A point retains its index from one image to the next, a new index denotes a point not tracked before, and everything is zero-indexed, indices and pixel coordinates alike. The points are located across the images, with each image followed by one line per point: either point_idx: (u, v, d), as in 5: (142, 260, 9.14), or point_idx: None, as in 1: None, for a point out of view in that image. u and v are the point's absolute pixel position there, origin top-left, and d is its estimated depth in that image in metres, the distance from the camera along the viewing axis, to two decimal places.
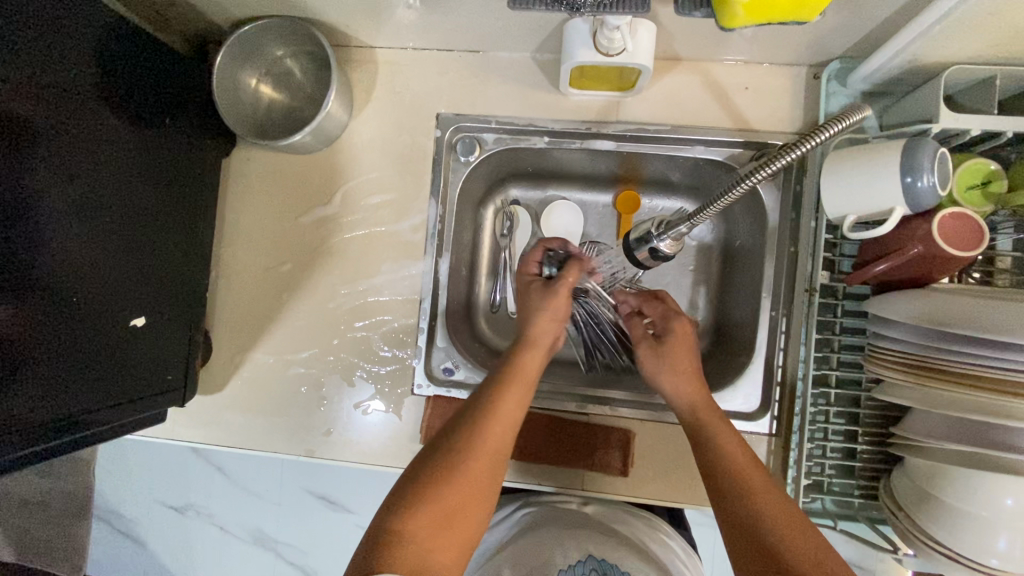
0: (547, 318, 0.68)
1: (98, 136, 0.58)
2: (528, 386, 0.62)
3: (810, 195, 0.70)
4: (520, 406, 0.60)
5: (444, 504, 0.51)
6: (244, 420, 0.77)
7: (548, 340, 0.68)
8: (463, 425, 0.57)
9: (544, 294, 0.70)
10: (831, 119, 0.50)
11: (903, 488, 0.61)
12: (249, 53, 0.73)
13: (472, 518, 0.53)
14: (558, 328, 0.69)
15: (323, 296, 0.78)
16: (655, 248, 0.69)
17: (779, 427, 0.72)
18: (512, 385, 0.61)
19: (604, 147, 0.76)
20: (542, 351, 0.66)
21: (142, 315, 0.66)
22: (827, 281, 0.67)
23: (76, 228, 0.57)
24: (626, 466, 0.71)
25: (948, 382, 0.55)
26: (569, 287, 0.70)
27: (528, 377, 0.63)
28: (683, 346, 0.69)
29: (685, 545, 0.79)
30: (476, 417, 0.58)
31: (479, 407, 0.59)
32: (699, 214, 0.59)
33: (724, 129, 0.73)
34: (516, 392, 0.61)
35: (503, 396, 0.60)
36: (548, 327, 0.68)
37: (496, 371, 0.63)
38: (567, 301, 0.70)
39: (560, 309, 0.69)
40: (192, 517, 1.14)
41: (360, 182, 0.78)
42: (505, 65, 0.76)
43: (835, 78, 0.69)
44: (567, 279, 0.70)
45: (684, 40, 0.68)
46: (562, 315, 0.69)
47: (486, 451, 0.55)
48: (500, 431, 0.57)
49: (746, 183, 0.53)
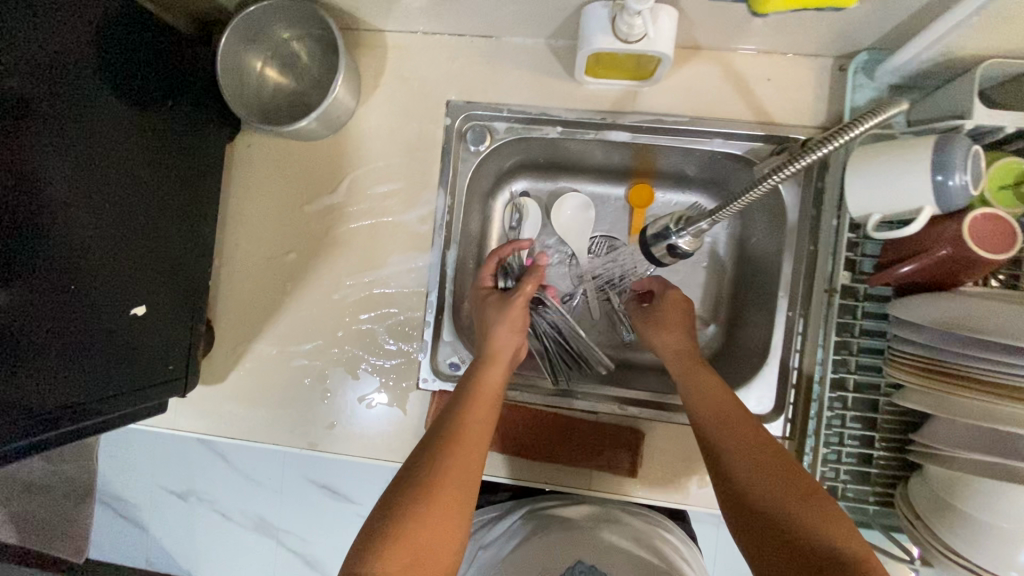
0: (504, 330, 0.69)
1: (98, 119, 0.56)
2: (489, 403, 0.62)
3: (832, 192, 0.68)
4: (485, 426, 0.60)
5: (415, 537, 0.48)
6: (246, 411, 0.76)
7: (508, 351, 0.68)
8: (425, 454, 0.55)
9: (500, 307, 0.70)
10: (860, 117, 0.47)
11: (922, 496, 0.59)
12: (254, 35, 0.71)
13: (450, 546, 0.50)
14: (518, 340, 0.69)
15: (327, 286, 0.76)
16: (674, 244, 0.66)
17: (793, 431, 0.70)
18: (474, 406, 0.61)
19: (618, 138, 0.73)
20: (503, 365, 0.67)
21: (143, 304, 0.64)
22: (848, 281, 0.64)
23: (76, 213, 0.55)
24: (635, 467, 0.70)
25: (970, 391, 0.53)
26: (525, 297, 0.70)
27: (491, 395, 0.63)
28: (675, 310, 0.73)
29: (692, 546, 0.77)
30: (441, 443, 0.56)
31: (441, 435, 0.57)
32: (718, 212, 0.56)
33: (744, 122, 0.70)
34: (478, 411, 0.61)
35: (466, 418, 0.59)
36: (506, 339, 0.68)
37: (457, 395, 0.63)
38: (524, 311, 0.70)
39: (516, 320, 0.69)
40: (194, 503, 1.13)
41: (367, 171, 0.76)
42: (518, 51, 0.73)
43: (862, 71, 0.66)
44: (524, 289, 0.71)
45: (706, 27, 0.65)
46: (519, 326, 0.69)
47: (454, 475, 0.54)
48: (467, 453, 0.56)
49: (769, 181, 0.51)
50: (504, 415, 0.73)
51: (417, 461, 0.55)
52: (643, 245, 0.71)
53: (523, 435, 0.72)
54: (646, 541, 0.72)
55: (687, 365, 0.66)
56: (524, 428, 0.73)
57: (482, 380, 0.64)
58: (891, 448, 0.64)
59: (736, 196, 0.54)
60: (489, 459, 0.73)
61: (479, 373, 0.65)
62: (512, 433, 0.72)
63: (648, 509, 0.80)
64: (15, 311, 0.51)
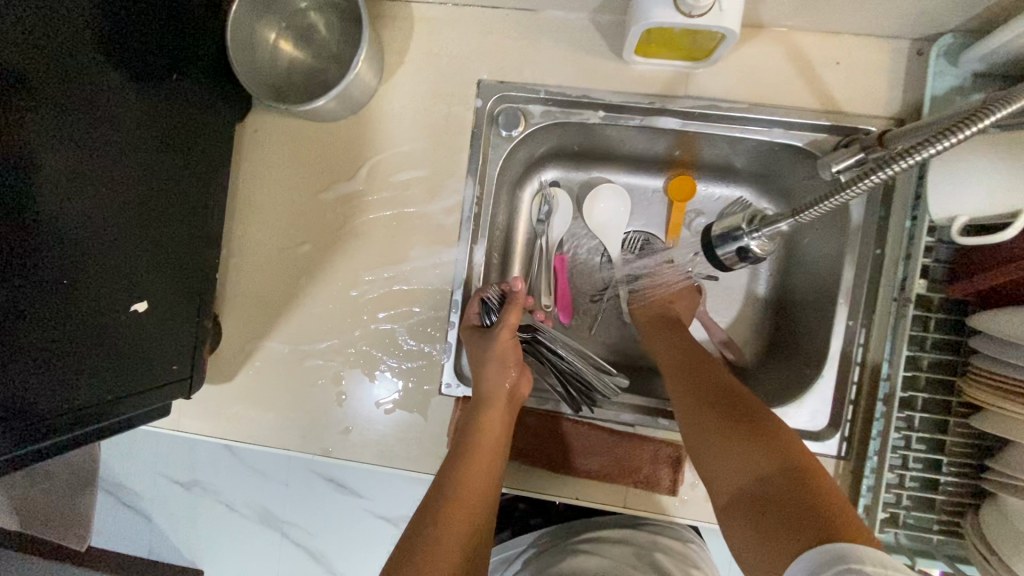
0: (494, 369, 0.63)
1: (96, 92, 0.50)
2: (491, 454, 0.59)
3: (905, 190, 0.61)
4: (486, 475, 0.58)
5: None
6: (255, 412, 0.71)
7: (505, 390, 0.63)
8: (425, 519, 0.53)
9: (486, 344, 0.65)
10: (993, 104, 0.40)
11: (997, 530, 0.54)
12: (268, 3, 0.65)
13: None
14: (513, 375, 0.64)
15: (344, 281, 0.70)
16: (746, 247, 0.62)
17: (848, 450, 0.64)
18: (478, 456, 0.58)
19: (666, 125, 0.66)
20: (502, 407, 0.62)
21: (145, 299, 0.59)
22: (923, 290, 0.58)
23: (73, 198, 0.50)
24: (676, 485, 0.64)
25: None
26: (509, 329, 0.65)
27: (493, 438, 0.60)
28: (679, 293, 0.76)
29: None
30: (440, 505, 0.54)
31: (441, 495, 0.55)
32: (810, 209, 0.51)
33: (808, 110, 0.63)
34: (480, 460, 0.58)
35: (467, 469, 0.57)
36: (499, 379, 0.63)
37: (456, 441, 0.60)
38: (512, 343, 0.65)
39: (507, 355, 0.64)
40: (198, 494, 1.09)
41: (389, 155, 0.69)
42: (559, 26, 0.66)
43: (945, 55, 0.59)
44: (507, 321, 0.65)
45: (774, 3, 0.58)
46: (510, 361, 0.64)
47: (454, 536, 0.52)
48: (465, 506, 0.55)
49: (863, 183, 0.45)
50: (533, 426, 0.68)
51: (418, 529, 0.53)
52: (705, 241, 0.67)
53: (554, 448, 0.67)
54: (682, 564, 0.66)
55: (655, 326, 0.71)
56: (553, 440, 0.67)
57: (483, 423, 0.60)
58: (961, 473, 0.59)
59: (817, 199, 0.50)
60: (516, 472, 0.68)
61: (478, 415, 0.61)
62: (542, 445, 0.67)
63: (681, 526, 0.75)
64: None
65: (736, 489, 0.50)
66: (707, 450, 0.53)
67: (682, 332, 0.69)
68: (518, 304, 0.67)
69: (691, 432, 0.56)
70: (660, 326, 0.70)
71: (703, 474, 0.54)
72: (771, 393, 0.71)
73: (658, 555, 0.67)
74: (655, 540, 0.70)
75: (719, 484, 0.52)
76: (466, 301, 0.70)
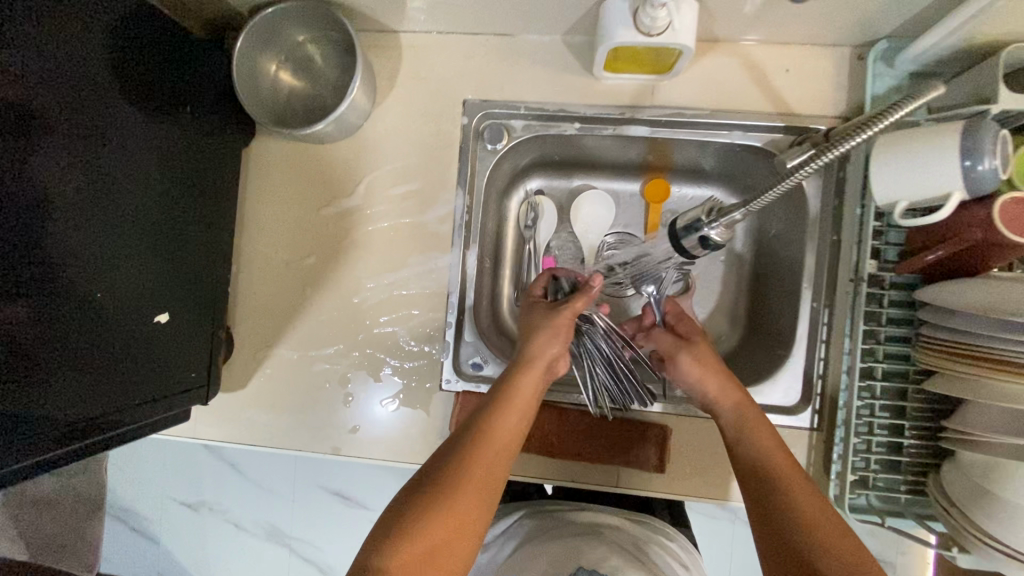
0: (547, 338, 0.65)
1: (112, 127, 0.56)
2: (519, 412, 0.59)
3: (855, 182, 0.68)
4: (514, 435, 0.58)
5: (433, 540, 0.47)
6: (266, 417, 0.75)
7: (548, 358, 0.64)
8: (454, 458, 0.53)
9: (546, 316, 0.67)
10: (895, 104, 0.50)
11: (956, 483, 0.59)
12: (269, 39, 0.71)
13: (459, 559, 0.49)
14: (559, 347, 0.65)
15: (347, 289, 0.75)
16: (706, 237, 0.58)
17: (820, 422, 0.70)
18: (508, 410, 0.59)
19: (637, 132, 0.73)
20: (539, 372, 0.63)
21: (166, 311, 0.64)
22: (875, 271, 0.64)
23: (93, 224, 0.55)
24: (663, 464, 0.70)
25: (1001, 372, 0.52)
26: (574, 313, 0.67)
27: (526, 401, 0.60)
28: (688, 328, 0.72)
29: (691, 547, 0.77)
30: (469, 449, 0.54)
31: (472, 441, 0.55)
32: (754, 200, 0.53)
33: (763, 114, 0.70)
34: (512, 417, 0.58)
35: (497, 423, 0.57)
36: (547, 346, 0.65)
37: (490, 395, 0.60)
38: (569, 324, 0.67)
39: (560, 330, 0.66)
40: (206, 515, 1.13)
41: (384, 172, 0.75)
42: (535, 49, 0.73)
43: (882, 59, 0.66)
44: (575, 304, 0.67)
45: (724, 20, 0.65)
46: (562, 336, 0.65)
47: (480, 479, 0.52)
48: (492, 459, 0.54)
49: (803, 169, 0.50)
50: None
51: (440, 464, 0.53)
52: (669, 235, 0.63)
53: (549, 434, 0.72)
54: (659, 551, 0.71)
55: (693, 363, 0.67)
56: (549, 427, 0.72)
57: (518, 384, 0.61)
58: (922, 436, 0.64)
59: (776, 181, 0.52)
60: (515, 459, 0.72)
61: (515, 379, 0.62)
62: (539, 432, 0.72)
63: (665, 526, 0.80)
64: (26, 316, 0.49)
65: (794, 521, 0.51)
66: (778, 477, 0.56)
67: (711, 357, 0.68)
68: (590, 294, 0.68)
69: (773, 462, 0.57)
70: (708, 358, 0.67)
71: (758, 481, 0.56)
72: (748, 377, 0.77)
73: (655, 548, 0.71)
74: (650, 536, 0.74)
75: (777, 518, 0.52)
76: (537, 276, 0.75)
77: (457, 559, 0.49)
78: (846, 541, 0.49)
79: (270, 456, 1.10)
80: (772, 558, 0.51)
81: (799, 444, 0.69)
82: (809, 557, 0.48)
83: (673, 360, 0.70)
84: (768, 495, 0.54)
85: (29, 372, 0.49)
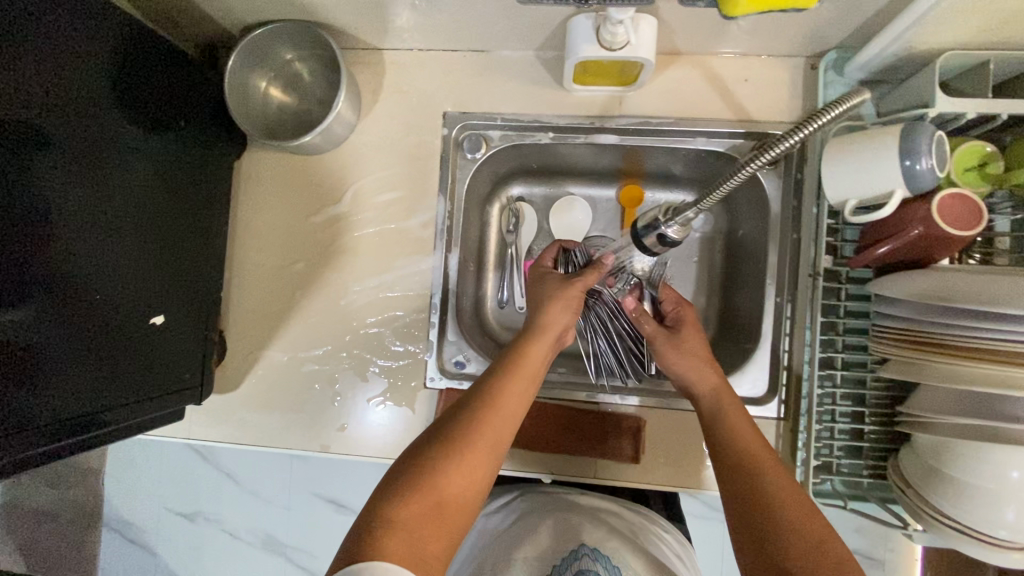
0: (559, 307, 0.68)
1: (110, 139, 0.60)
2: (529, 381, 0.61)
3: (811, 183, 0.72)
4: (521, 401, 0.59)
5: (438, 494, 0.50)
6: (257, 417, 0.78)
7: (558, 332, 0.67)
8: (463, 419, 0.55)
9: (559, 287, 0.70)
10: (830, 102, 0.49)
11: (910, 464, 0.62)
12: (259, 58, 0.75)
13: (456, 522, 0.51)
14: (569, 319, 0.68)
15: (335, 293, 0.79)
16: (663, 233, 0.62)
17: (787, 412, 0.73)
18: (516, 378, 0.60)
19: (607, 141, 0.77)
20: (549, 341, 0.65)
21: (160, 314, 0.68)
22: (831, 265, 0.69)
23: (92, 230, 0.58)
24: (638, 454, 0.74)
25: (950, 356, 0.55)
26: (587, 284, 0.70)
27: (532, 369, 0.62)
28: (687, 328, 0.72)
29: (680, 538, 0.79)
30: (478, 412, 0.56)
31: (480, 404, 0.57)
32: (704, 198, 0.55)
33: (724, 121, 0.75)
34: (519, 383, 0.60)
35: (505, 388, 0.59)
36: (559, 318, 0.67)
37: (500, 363, 0.62)
38: (579, 293, 0.70)
39: (571, 301, 0.69)
40: (202, 524, 1.15)
41: (370, 181, 0.79)
42: (509, 63, 0.78)
43: (832, 69, 0.71)
44: (586, 278, 0.70)
45: (683, 34, 0.69)
46: (572, 306, 0.68)
47: (488, 439, 0.54)
48: (500, 422, 0.56)
49: (750, 166, 0.51)
50: None
51: (448, 424, 0.55)
52: (631, 235, 0.66)
53: (530, 428, 0.76)
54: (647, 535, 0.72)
55: (675, 351, 0.70)
56: (531, 421, 0.76)
57: (527, 352, 0.63)
58: (881, 422, 0.68)
59: (727, 177, 0.53)
60: None
61: (524, 350, 0.63)
62: (522, 427, 0.76)
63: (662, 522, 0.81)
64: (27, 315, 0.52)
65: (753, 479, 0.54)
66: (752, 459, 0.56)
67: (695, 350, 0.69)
68: (603, 270, 0.71)
69: (744, 442, 0.58)
70: (693, 346, 0.69)
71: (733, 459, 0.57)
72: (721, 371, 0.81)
73: (654, 539, 0.72)
74: (645, 523, 0.75)
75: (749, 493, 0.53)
76: (549, 246, 0.80)
77: (462, 514, 0.51)
78: (801, 497, 0.52)
79: (265, 464, 1.12)
80: (739, 529, 0.52)
81: (767, 433, 0.73)
82: (775, 530, 0.49)
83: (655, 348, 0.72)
84: (741, 470, 0.55)
85: (28, 367, 0.53)
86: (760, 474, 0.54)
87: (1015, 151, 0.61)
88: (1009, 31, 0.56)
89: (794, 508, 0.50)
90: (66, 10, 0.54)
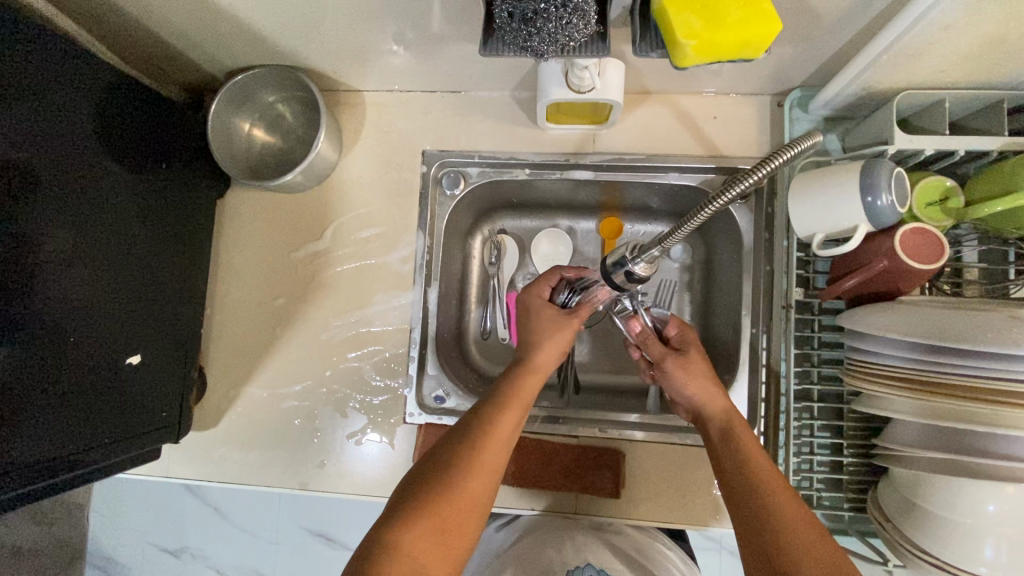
0: (551, 346, 0.66)
1: (96, 181, 0.61)
2: (522, 408, 0.60)
3: (781, 216, 0.74)
4: (516, 427, 0.59)
5: (442, 520, 0.50)
6: (238, 454, 0.78)
7: (546, 369, 0.66)
8: (460, 447, 0.55)
9: (557, 322, 0.68)
10: (779, 147, 0.44)
11: (888, 498, 0.62)
12: (240, 102, 0.78)
13: (458, 547, 0.50)
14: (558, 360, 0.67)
15: (315, 328, 0.80)
16: (630, 270, 0.62)
17: (767, 444, 0.73)
18: (509, 406, 0.59)
19: (581, 176, 0.79)
20: (540, 375, 0.64)
21: (139, 353, 0.68)
22: (805, 298, 0.70)
23: (75, 270, 0.59)
24: (618, 487, 0.73)
25: (937, 394, 0.55)
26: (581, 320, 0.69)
27: (523, 396, 0.61)
28: (695, 353, 0.68)
29: (683, 555, 0.78)
30: (472, 439, 0.55)
31: (476, 430, 0.56)
32: (671, 233, 0.52)
33: (695, 156, 0.77)
34: (513, 408, 0.59)
35: (498, 415, 0.58)
36: (549, 356, 0.66)
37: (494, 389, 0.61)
38: (571, 328, 0.68)
39: (564, 337, 0.67)
40: (187, 560, 1.13)
41: (351, 218, 0.81)
42: (486, 103, 0.80)
43: (798, 106, 0.73)
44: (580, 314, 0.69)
45: (651, 76, 0.72)
46: (563, 343, 0.67)
47: (487, 466, 0.54)
48: (496, 449, 0.56)
49: (717, 200, 0.46)
50: None
51: (441, 453, 0.55)
52: (602, 272, 0.66)
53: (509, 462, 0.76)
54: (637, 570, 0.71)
55: (679, 369, 0.66)
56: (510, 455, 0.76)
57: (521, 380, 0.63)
58: (859, 454, 0.67)
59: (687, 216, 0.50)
60: None
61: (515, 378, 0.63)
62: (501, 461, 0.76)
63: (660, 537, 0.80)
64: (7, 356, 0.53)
65: (763, 495, 0.53)
66: (752, 484, 0.54)
67: (696, 365, 0.66)
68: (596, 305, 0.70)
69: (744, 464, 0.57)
70: (700, 365, 0.66)
71: (739, 484, 0.55)
72: None
73: (655, 558, 0.74)
74: (647, 542, 0.76)
75: (755, 522, 0.52)
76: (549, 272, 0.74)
77: (466, 537, 0.51)
78: (814, 521, 0.50)
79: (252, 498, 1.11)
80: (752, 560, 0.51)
81: None
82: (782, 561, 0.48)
83: (659, 368, 0.69)
84: (745, 498, 0.54)
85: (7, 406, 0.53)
86: (767, 493, 0.53)
87: (975, 186, 0.63)
88: (959, 73, 0.59)
89: (807, 532, 0.49)
90: (55, 60, 0.56)
